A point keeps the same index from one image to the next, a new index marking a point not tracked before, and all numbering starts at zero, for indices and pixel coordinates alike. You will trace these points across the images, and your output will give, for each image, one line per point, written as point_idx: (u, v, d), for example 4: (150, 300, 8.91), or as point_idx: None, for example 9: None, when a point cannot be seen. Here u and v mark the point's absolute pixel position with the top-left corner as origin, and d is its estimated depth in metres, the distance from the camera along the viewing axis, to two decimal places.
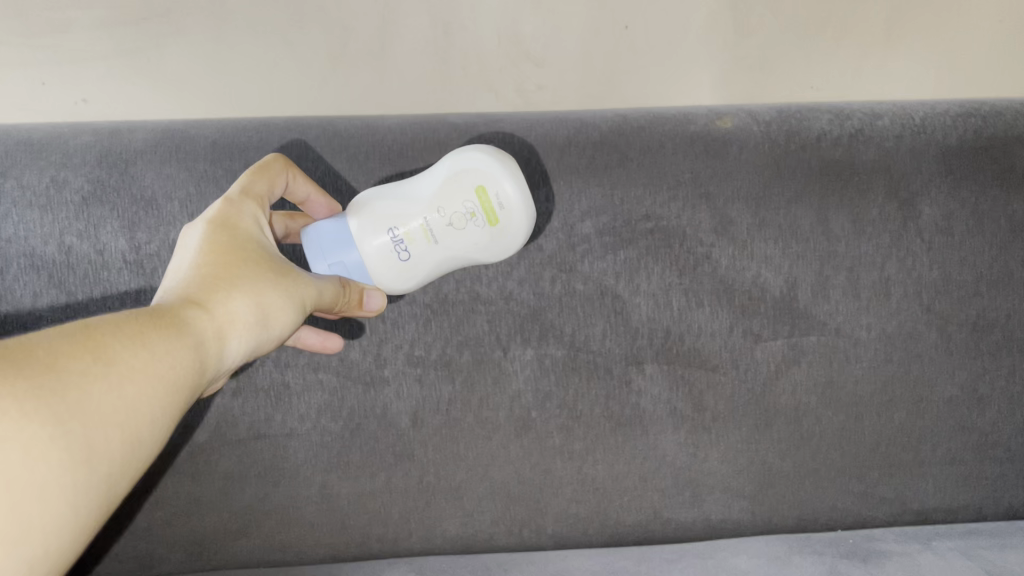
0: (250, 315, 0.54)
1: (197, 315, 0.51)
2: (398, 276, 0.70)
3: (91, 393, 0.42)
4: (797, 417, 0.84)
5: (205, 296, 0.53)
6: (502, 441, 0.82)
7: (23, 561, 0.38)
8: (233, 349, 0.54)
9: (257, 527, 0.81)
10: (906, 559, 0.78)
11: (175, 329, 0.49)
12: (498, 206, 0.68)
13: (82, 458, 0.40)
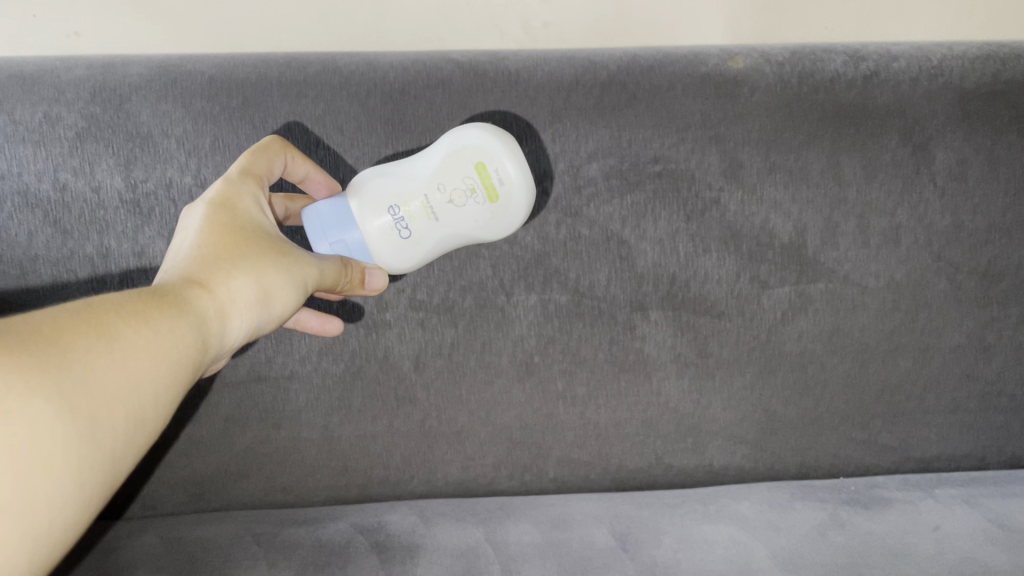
0: (251, 294, 0.53)
1: (197, 295, 0.50)
2: (401, 256, 0.68)
3: (95, 369, 0.41)
4: (802, 363, 0.83)
5: (206, 277, 0.52)
6: (505, 386, 0.81)
7: (27, 531, 0.36)
8: (233, 331, 0.52)
9: (259, 468, 0.81)
10: (909, 506, 0.77)
11: (177, 310, 0.48)
12: (499, 182, 0.65)
13: (86, 433, 0.39)
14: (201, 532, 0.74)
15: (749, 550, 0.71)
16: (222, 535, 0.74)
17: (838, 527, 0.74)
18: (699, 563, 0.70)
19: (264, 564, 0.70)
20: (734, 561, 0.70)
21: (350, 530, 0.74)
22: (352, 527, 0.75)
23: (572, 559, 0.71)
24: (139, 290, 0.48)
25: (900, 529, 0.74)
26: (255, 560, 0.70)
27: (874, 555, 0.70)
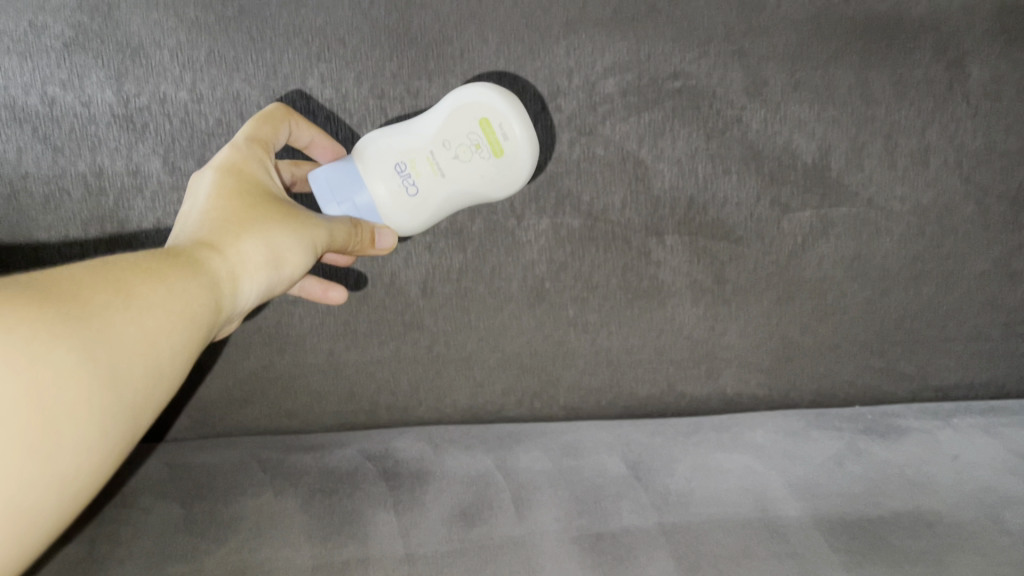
0: (264, 254, 0.51)
1: (210, 256, 0.48)
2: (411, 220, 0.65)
3: (113, 326, 0.39)
4: (821, 290, 0.80)
5: (219, 239, 0.50)
6: (514, 312, 0.79)
7: (44, 480, 0.36)
8: (248, 293, 0.50)
9: (264, 394, 0.80)
10: (927, 436, 0.75)
11: (192, 269, 0.46)
12: (503, 135, 0.63)
13: (104, 386, 0.38)
14: (205, 459, 0.72)
15: (764, 480, 0.70)
16: (225, 461, 0.72)
17: (855, 457, 0.72)
18: (714, 492, 0.68)
19: (270, 490, 0.68)
20: (749, 490, 0.69)
21: (357, 458, 0.72)
22: (359, 454, 0.73)
23: (584, 487, 0.69)
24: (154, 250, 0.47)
25: (918, 459, 0.72)
26: (261, 487, 0.69)
27: (892, 485, 0.69)
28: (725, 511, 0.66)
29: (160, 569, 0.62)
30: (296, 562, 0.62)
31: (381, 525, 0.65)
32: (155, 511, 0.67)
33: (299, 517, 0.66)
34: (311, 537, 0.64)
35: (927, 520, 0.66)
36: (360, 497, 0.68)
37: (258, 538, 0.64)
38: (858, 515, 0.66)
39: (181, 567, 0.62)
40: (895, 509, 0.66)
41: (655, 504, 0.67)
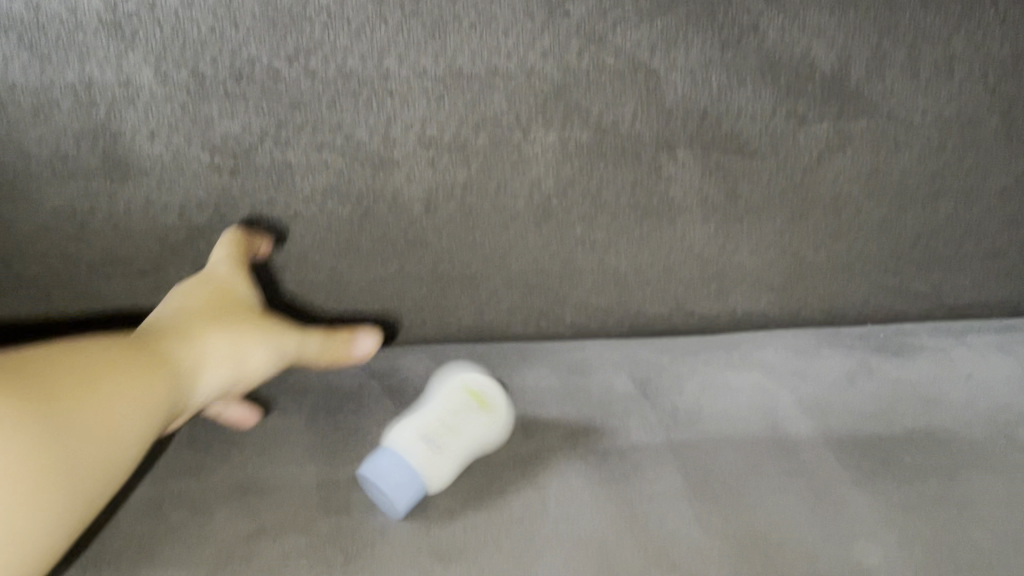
0: (227, 346, 0.63)
1: (163, 349, 0.59)
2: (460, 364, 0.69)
3: (52, 394, 0.51)
4: (836, 207, 0.78)
5: (184, 331, 0.61)
6: (521, 229, 0.77)
7: (48, 514, 0.49)
8: (212, 389, 0.62)
9: (269, 309, 0.79)
10: (940, 354, 0.74)
11: (147, 369, 0.57)
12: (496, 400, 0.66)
13: (30, 441, 0.48)
14: None
15: (773, 398, 0.69)
16: None
17: (866, 375, 0.72)
18: (723, 411, 0.68)
19: (275, 410, 0.67)
20: (758, 408, 0.68)
21: (361, 376, 0.72)
22: (364, 372, 0.72)
23: (591, 405, 0.68)
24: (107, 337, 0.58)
25: (930, 378, 0.71)
26: (265, 406, 0.68)
27: (903, 403, 0.68)
28: (734, 428, 0.66)
29: (163, 485, 0.60)
30: (301, 479, 0.61)
31: None
32: (158, 431, 0.65)
33: (304, 435, 0.65)
34: (316, 457, 0.63)
35: (938, 438, 0.65)
36: (365, 416, 0.67)
37: (262, 456, 0.63)
38: (869, 434, 0.65)
39: (185, 485, 0.60)
40: (907, 428, 0.66)
41: (663, 423, 0.66)
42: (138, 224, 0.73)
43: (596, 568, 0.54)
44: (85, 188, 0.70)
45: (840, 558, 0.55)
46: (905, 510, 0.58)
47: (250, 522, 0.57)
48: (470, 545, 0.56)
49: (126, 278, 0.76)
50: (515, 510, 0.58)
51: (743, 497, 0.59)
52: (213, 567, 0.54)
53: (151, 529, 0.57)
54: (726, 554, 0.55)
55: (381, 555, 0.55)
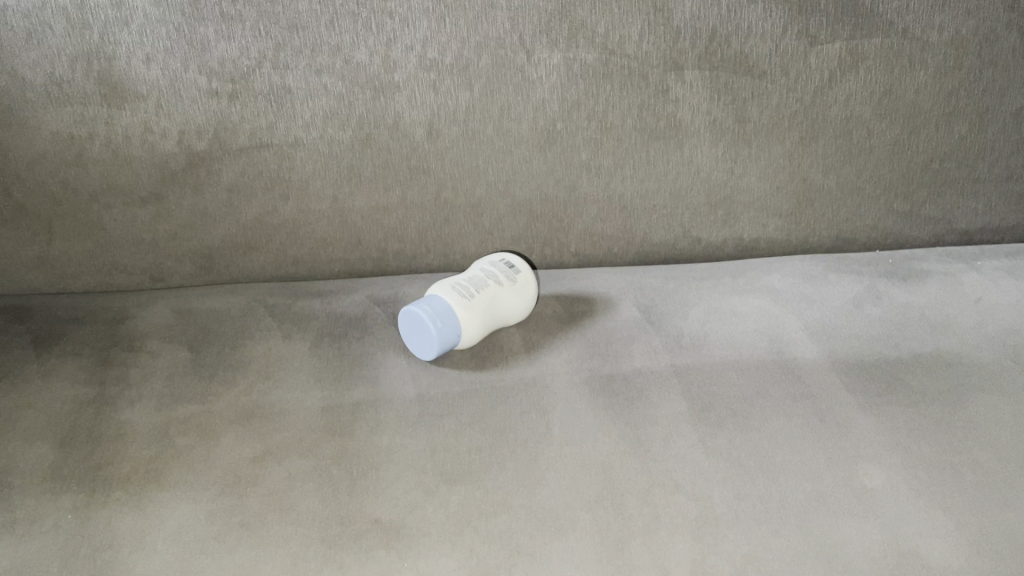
0: (67, 390, 0.62)
1: (70, 418, 0.60)
2: (520, 302, 0.69)
3: (61, 436, 0.58)
4: (847, 130, 0.76)
5: (134, 400, 0.62)
6: (525, 155, 0.75)
7: None
8: (130, 411, 0.60)
9: (268, 241, 0.77)
10: (950, 278, 0.74)
11: (79, 447, 0.57)
12: (514, 269, 0.70)
13: (72, 467, 0.56)
14: (212, 304, 0.72)
15: (780, 322, 0.69)
16: (233, 307, 0.72)
17: (874, 300, 0.71)
18: (729, 335, 0.67)
19: (278, 334, 0.68)
20: (764, 332, 0.68)
21: (366, 303, 0.73)
22: (367, 300, 0.73)
23: (597, 331, 0.69)
24: (59, 422, 0.59)
25: (939, 302, 0.71)
26: (268, 331, 0.69)
27: (912, 327, 0.68)
28: (739, 352, 0.65)
29: (169, 411, 0.60)
30: (306, 402, 0.61)
31: (393, 369, 0.65)
32: (163, 357, 0.66)
33: (308, 360, 0.66)
34: (321, 382, 0.63)
35: (946, 361, 0.64)
36: (369, 342, 0.68)
37: (267, 381, 0.63)
38: (877, 357, 0.65)
39: (191, 410, 0.61)
40: (913, 350, 0.65)
41: (669, 347, 0.66)
42: (137, 151, 0.71)
43: (598, 488, 0.54)
44: (83, 113, 0.69)
45: (843, 480, 0.55)
46: (910, 433, 0.58)
47: (257, 445, 0.58)
48: (475, 467, 0.56)
49: (125, 207, 0.74)
50: (519, 433, 0.58)
51: (747, 420, 0.59)
52: (222, 488, 0.55)
53: (157, 454, 0.57)
54: (730, 474, 0.55)
55: (386, 477, 0.55)
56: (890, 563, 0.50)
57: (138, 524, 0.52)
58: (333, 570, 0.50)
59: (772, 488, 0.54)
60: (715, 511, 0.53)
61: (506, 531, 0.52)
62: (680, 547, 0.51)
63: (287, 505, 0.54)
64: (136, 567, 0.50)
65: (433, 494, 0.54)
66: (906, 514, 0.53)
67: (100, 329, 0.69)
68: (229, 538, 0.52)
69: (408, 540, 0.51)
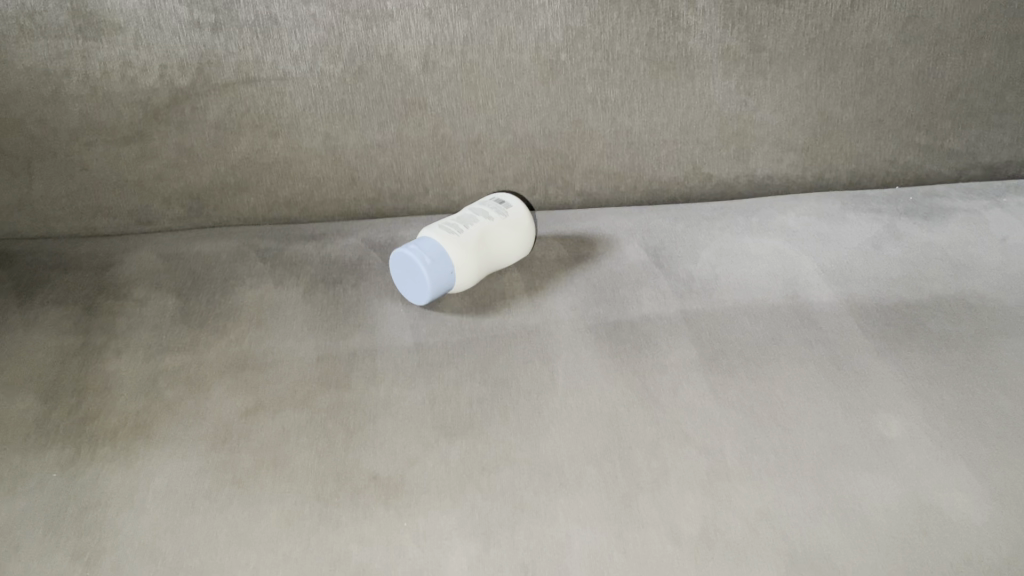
0: (51, 342, 0.60)
1: (54, 370, 0.57)
2: (516, 238, 0.67)
3: (45, 390, 0.56)
4: (869, 58, 0.72)
5: (121, 351, 0.59)
6: (527, 88, 0.71)
7: None
8: (117, 363, 0.58)
9: (258, 182, 0.73)
10: (973, 216, 0.70)
11: (64, 402, 0.55)
12: (505, 204, 0.67)
13: (57, 423, 0.54)
14: (201, 249, 0.69)
15: (795, 264, 0.66)
16: (222, 251, 0.69)
17: (894, 240, 0.68)
18: (741, 278, 0.65)
19: (270, 281, 0.66)
20: (778, 275, 0.65)
21: (361, 247, 0.70)
22: (363, 243, 0.70)
23: (604, 275, 0.66)
24: (43, 375, 0.57)
25: (962, 241, 0.67)
26: (260, 277, 0.66)
27: (934, 268, 0.65)
28: (753, 297, 0.63)
29: (157, 361, 0.58)
30: (299, 351, 0.59)
31: (390, 316, 0.62)
32: (151, 306, 0.63)
33: (302, 307, 0.63)
34: (316, 330, 0.61)
35: (969, 304, 0.61)
36: (365, 288, 0.65)
37: (259, 329, 0.61)
38: (897, 300, 0.62)
39: (180, 360, 0.58)
40: (935, 293, 0.62)
41: (678, 292, 0.63)
42: (117, 87, 0.67)
43: (605, 441, 0.52)
44: (58, 47, 0.65)
45: (860, 431, 0.52)
46: (931, 381, 0.55)
47: (248, 397, 0.55)
48: (476, 419, 0.54)
49: (107, 146, 0.70)
50: (522, 384, 0.56)
51: (760, 368, 0.57)
52: (213, 443, 0.53)
53: (144, 408, 0.55)
54: (742, 425, 0.53)
55: (383, 430, 0.53)
56: (909, 518, 0.48)
57: (125, 481, 0.50)
58: (330, 528, 0.48)
59: (786, 441, 0.52)
60: (727, 465, 0.51)
61: (509, 486, 0.50)
62: (691, 503, 0.49)
63: (281, 461, 0.51)
64: (124, 527, 0.48)
65: (432, 448, 0.52)
66: (926, 466, 0.50)
67: (85, 276, 0.66)
68: (221, 495, 0.50)
69: (407, 497, 0.49)
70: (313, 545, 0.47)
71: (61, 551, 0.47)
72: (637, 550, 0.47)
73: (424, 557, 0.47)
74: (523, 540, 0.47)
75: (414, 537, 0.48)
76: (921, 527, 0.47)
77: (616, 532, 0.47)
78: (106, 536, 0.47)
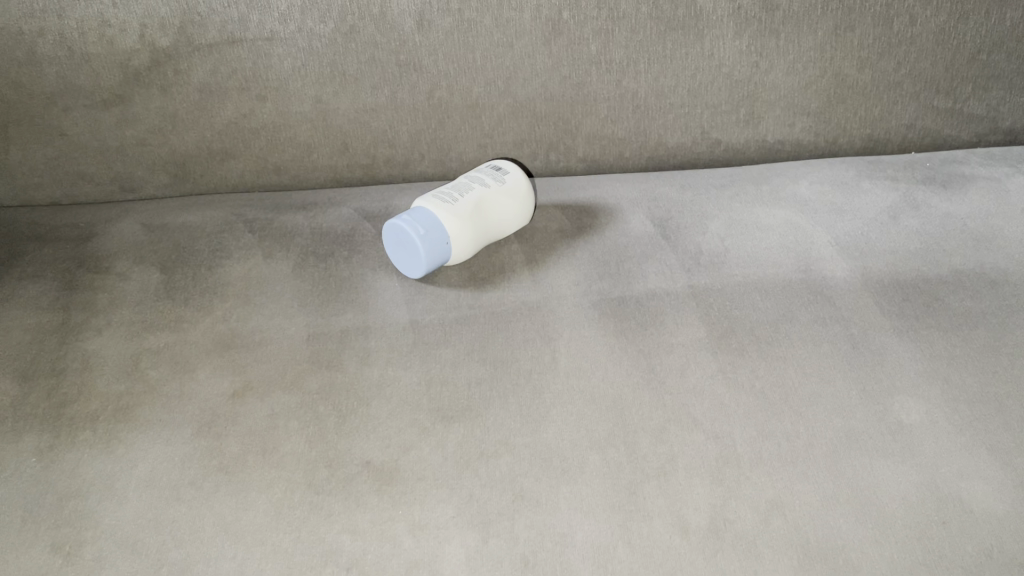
0: (29, 318, 0.57)
1: (34, 349, 0.55)
2: (515, 206, 0.63)
3: (24, 370, 0.53)
4: (887, 17, 0.68)
5: (103, 329, 0.56)
6: (527, 50, 0.67)
7: None
8: (99, 342, 0.55)
9: (246, 148, 0.70)
10: (994, 184, 0.67)
11: (43, 384, 0.52)
12: (502, 171, 0.64)
13: (36, 406, 0.51)
14: (187, 220, 0.66)
15: (807, 236, 0.63)
16: (209, 222, 0.66)
17: (911, 210, 0.65)
18: (752, 251, 0.62)
19: (259, 254, 0.63)
20: (789, 248, 0.62)
21: (354, 217, 0.67)
22: (356, 213, 0.67)
23: (607, 248, 0.63)
24: (22, 354, 0.54)
25: (983, 211, 0.64)
26: (248, 250, 0.63)
27: (953, 240, 0.62)
28: (763, 271, 0.60)
29: (141, 340, 0.56)
30: (289, 330, 0.56)
31: (384, 292, 0.59)
32: (134, 280, 0.60)
33: (292, 282, 0.60)
34: (306, 307, 0.58)
35: (990, 279, 0.59)
36: (358, 261, 0.62)
37: (247, 306, 0.58)
38: (915, 275, 0.59)
39: (163, 339, 0.56)
40: (954, 267, 0.60)
41: (685, 266, 0.61)
42: (94, 48, 0.64)
43: (608, 426, 0.50)
44: (31, 5, 0.62)
45: (877, 414, 0.50)
46: (950, 361, 0.53)
47: (236, 379, 0.53)
48: (474, 402, 0.51)
49: (86, 110, 0.67)
50: (522, 364, 0.54)
51: (773, 347, 0.54)
52: (199, 427, 0.50)
53: (127, 389, 0.52)
54: (752, 409, 0.50)
55: (377, 414, 0.51)
56: (928, 507, 0.46)
57: (106, 468, 0.48)
58: (320, 519, 0.46)
59: (798, 425, 0.50)
60: (736, 451, 0.48)
61: (508, 474, 0.48)
62: (698, 492, 0.47)
63: (269, 447, 0.49)
64: (105, 517, 0.46)
65: (428, 433, 0.50)
66: (945, 453, 0.48)
67: (65, 248, 0.64)
68: (207, 482, 0.47)
69: (402, 485, 0.47)
70: (304, 536, 0.45)
71: (39, 543, 0.45)
72: (642, 542, 0.45)
73: (419, 549, 0.44)
74: (523, 531, 0.45)
75: (409, 528, 0.45)
76: (940, 517, 0.45)
77: (620, 523, 0.45)
78: (85, 528, 0.45)
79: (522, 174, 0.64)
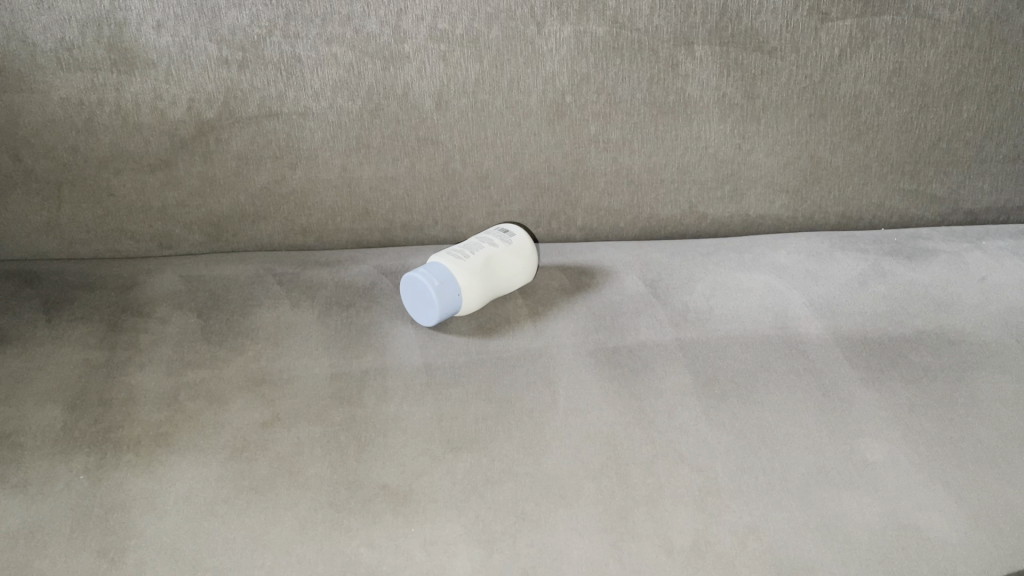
0: (77, 358, 0.63)
1: (82, 384, 0.60)
2: (520, 264, 0.70)
3: (73, 401, 0.59)
4: (856, 107, 0.76)
5: (144, 366, 0.62)
6: (533, 128, 0.75)
7: None
8: (141, 377, 0.61)
9: (276, 211, 0.77)
10: (954, 258, 0.75)
11: (90, 413, 0.58)
12: (510, 233, 0.71)
13: (85, 431, 0.57)
14: (221, 273, 0.73)
15: (785, 298, 0.69)
16: (241, 275, 0.73)
17: (879, 278, 0.72)
18: (734, 310, 0.68)
19: (287, 304, 0.69)
20: (768, 308, 0.68)
21: (373, 274, 0.73)
22: (375, 271, 0.74)
23: (603, 304, 0.69)
24: (71, 388, 0.60)
25: (944, 280, 0.71)
26: (277, 300, 0.69)
27: (917, 304, 0.69)
28: (744, 328, 0.66)
29: (179, 375, 0.61)
30: (314, 370, 0.62)
31: (400, 338, 0.66)
32: (173, 325, 0.66)
33: (317, 330, 0.66)
34: (330, 350, 0.64)
35: (949, 339, 0.65)
36: (376, 312, 0.69)
37: (276, 349, 0.64)
38: (881, 334, 0.65)
39: (200, 375, 0.61)
40: (917, 327, 0.66)
41: (674, 321, 0.67)
42: (147, 118, 0.71)
43: (603, 458, 0.55)
44: (92, 80, 0.69)
45: (844, 453, 0.55)
46: (912, 409, 0.59)
47: (265, 410, 0.58)
48: (480, 435, 0.57)
49: (134, 174, 0.73)
50: (525, 403, 0.59)
51: (752, 394, 0.60)
52: (232, 452, 0.55)
53: (167, 418, 0.58)
54: (733, 446, 0.56)
55: (392, 443, 0.56)
56: (889, 534, 0.51)
57: (148, 485, 0.53)
58: (341, 533, 0.51)
59: (774, 461, 0.55)
60: (717, 483, 0.54)
61: (511, 498, 0.53)
62: (683, 517, 0.52)
63: (296, 470, 0.54)
64: (147, 527, 0.51)
65: (439, 461, 0.55)
66: (906, 487, 0.53)
67: (110, 296, 0.70)
68: (238, 500, 0.52)
69: (416, 505, 0.52)
70: (325, 548, 0.50)
71: (87, 549, 0.49)
72: (631, 559, 0.49)
73: (430, 561, 0.49)
74: (524, 548, 0.50)
75: (421, 542, 0.50)
76: (901, 543, 0.50)
77: (612, 542, 0.50)
78: (128, 536, 0.50)
79: (523, 230, 0.71)
